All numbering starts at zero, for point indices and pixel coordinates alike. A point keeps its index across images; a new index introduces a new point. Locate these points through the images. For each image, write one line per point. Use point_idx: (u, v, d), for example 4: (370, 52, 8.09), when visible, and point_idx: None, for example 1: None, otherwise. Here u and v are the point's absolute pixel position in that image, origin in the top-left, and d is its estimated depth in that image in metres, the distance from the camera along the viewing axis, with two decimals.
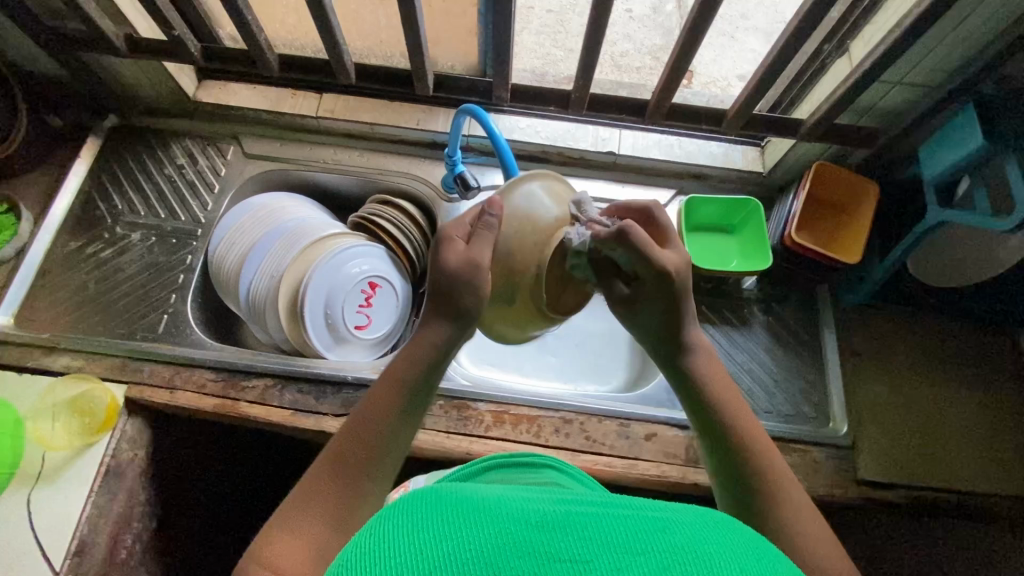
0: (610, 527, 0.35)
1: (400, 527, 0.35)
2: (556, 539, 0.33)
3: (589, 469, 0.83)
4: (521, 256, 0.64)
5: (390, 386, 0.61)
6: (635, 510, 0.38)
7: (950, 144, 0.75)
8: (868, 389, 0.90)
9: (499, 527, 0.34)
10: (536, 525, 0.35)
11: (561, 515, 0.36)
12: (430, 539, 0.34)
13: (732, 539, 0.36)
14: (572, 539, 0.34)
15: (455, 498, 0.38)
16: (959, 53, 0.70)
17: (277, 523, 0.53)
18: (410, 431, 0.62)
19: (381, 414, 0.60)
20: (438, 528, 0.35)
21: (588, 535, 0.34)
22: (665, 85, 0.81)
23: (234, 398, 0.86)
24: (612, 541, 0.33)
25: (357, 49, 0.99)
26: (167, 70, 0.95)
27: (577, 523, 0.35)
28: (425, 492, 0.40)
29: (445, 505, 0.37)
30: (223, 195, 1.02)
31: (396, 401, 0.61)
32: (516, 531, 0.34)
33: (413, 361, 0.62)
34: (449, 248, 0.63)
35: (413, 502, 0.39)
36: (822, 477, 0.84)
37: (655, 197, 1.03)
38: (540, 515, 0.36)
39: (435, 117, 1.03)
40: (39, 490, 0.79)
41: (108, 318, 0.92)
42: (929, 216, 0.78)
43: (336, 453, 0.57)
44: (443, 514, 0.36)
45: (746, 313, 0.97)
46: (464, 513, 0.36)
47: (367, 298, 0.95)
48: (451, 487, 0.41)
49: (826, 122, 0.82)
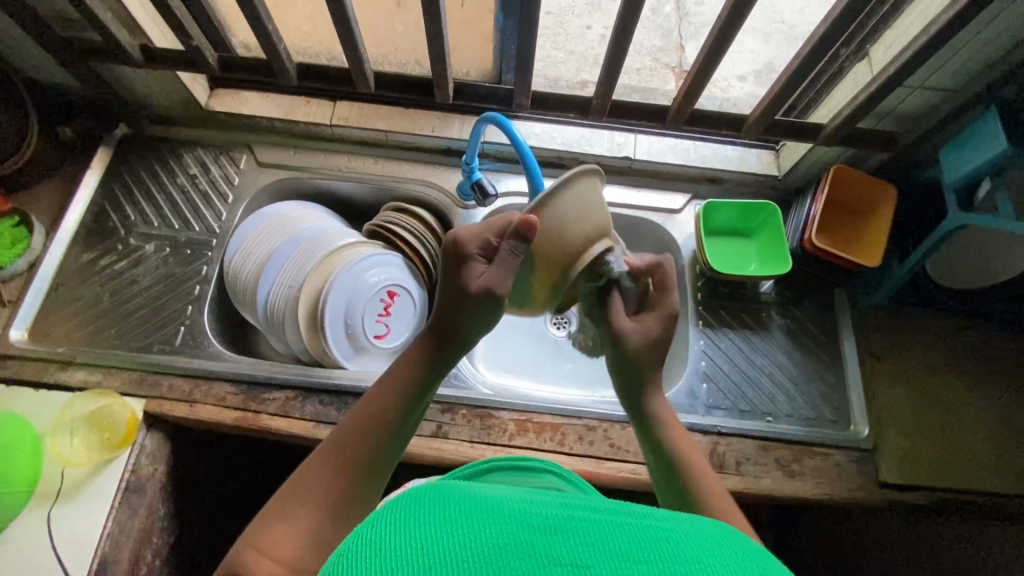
0: (614, 534, 0.33)
1: (401, 521, 0.34)
2: (559, 543, 0.32)
3: (614, 476, 0.83)
4: (541, 273, 0.66)
5: (392, 385, 0.62)
6: (639, 518, 0.35)
7: (972, 146, 0.75)
8: (888, 391, 0.90)
9: (501, 527, 0.33)
10: (538, 528, 0.33)
11: (565, 519, 0.35)
12: (430, 535, 0.32)
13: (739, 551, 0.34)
14: (575, 544, 0.32)
15: (458, 497, 0.37)
16: (983, 58, 0.70)
17: (269, 512, 0.53)
18: (411, 431, 0.62)
19: (385, 413, 0.60)
20: (438, 527, 0.33)
21: (589, 540, 0.32)
22: (687, 92, 0.81)
23: (255, 410, 0.85)
24: (615, 549, 0.32)
25: (372, 56, 0.98)
26: (181, 80, 0.94)
27: (580, 528, 0.33)
28: (427, 489, 0.38)
29: (448, 505, 0.36)
30: (236, 204, 1.01)
31: (396, 399, 0.61)
32: (517, 532, 0.33)
33: (417, 363, 0.63)
34: (469, 270, 0.62)
35: (414, 498, 0.37)
36: (846, 480, 0.84)
37: (670, 201, 1.03)
38: (542, 517, 0.35)
39: (450, 124, 1.03)
40: (59, 507, 0.78)
41: (123, 331, 0.91)
42: (949, 220, 0.78)
43: (332, 447, 0.57)
44: (446, 513, 0.34)
45: (765, 317, 0.97)
46: (467, 514, 0.34)
47: (386, 307, 0.95)
48: (452, 485, 0.39)
49: (847, 126, 0.82)
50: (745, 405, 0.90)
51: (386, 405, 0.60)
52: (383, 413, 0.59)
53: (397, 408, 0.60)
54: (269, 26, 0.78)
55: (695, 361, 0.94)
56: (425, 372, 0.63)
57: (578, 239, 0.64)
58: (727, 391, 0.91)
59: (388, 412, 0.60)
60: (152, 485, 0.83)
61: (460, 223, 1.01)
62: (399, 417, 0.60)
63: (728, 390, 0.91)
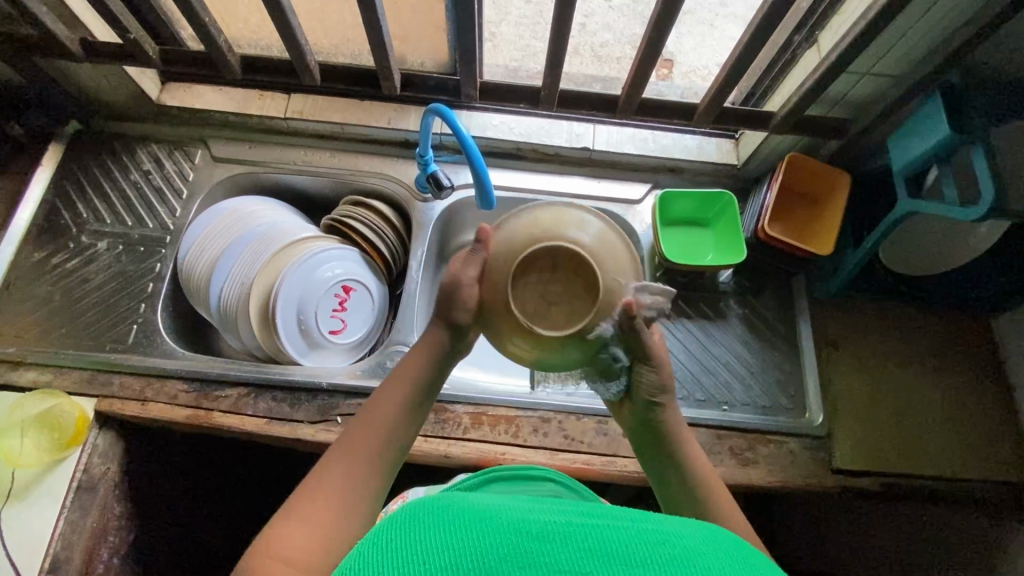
0: (609, 537, 0.37)
1: (412, 538, 0.38)
2: (557, 549, 0.36)
3: (567, 467, 0.84)
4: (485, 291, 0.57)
5: (398, 381, 0.61)
6: (637, 523, 0.39)
7: (919, 133, 0.74)
8: (844, 379, 0.91)
9: (504, 538, 0.37)
10: (538, 536, 0.37)
11: (562, 526, 0.38)
12: (438, 550, 0.36)
13: (736, 555, 0.38)
14: (570, 551, 0.36)
15: (461, 511, 0.40)
16: (923, 46, 0.70)
17: (277, 528, 0.50)
18: (417, 417, 0.62)
19: (393, 403, 0.60)
20: (441, 538, 0.37)
21: (586, 546, 0.36)
22: (634, 81, 0.82)
23: (208, 408, 0.85)
24: (609, 551, 0.36)
25: (324, 48, 0.97)
26: (129, 74, 0.92)
27: (579, 533, 0.37)
28: (428, 502, 0.43)
29: (451, 518, 0.39)
30: (191, 200, 1.00)
31: (400, 396, 0.60)
32: (519, 541, 0.37)
33: (427, 363, 0.62)
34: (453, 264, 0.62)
35: (418, 511, 0.41)
36: (797, 468, 0.85)
37: (630, 191, 1.02)
38: (541, 524, 0.39)
39: (406, 116, 1.01)
40: (10, 509, 0.78)
41: (75, 331, 0.90)
42: (899, 206, 0.78)
43: (339, 449, 0.57)
44: (449, 526, 0.38)
45: (722, 306, 0.97)
46: (468, 522, 0.39)
47: (341, 302, 0.94)
48: (455, 499, 0.43)
49: (796, 112, 0.82)
50: (700, 395, 0.90)
51: (393, 401, 0.60)
52: (394, 403, 0.60)
53: (408, 397, 0.61)
54: (205, 19, 0.77)
55: None
56: (432, 372, 0.62)
57: (518, 251, 0.55)
58: (683, 380, 0.91)
59: (400, 401, 0.60)
60: (106, 484, 0.83)
61: (419, 217, 1.00)
62: (408, 415, 0.60)
63: (684, 379, 0.91)
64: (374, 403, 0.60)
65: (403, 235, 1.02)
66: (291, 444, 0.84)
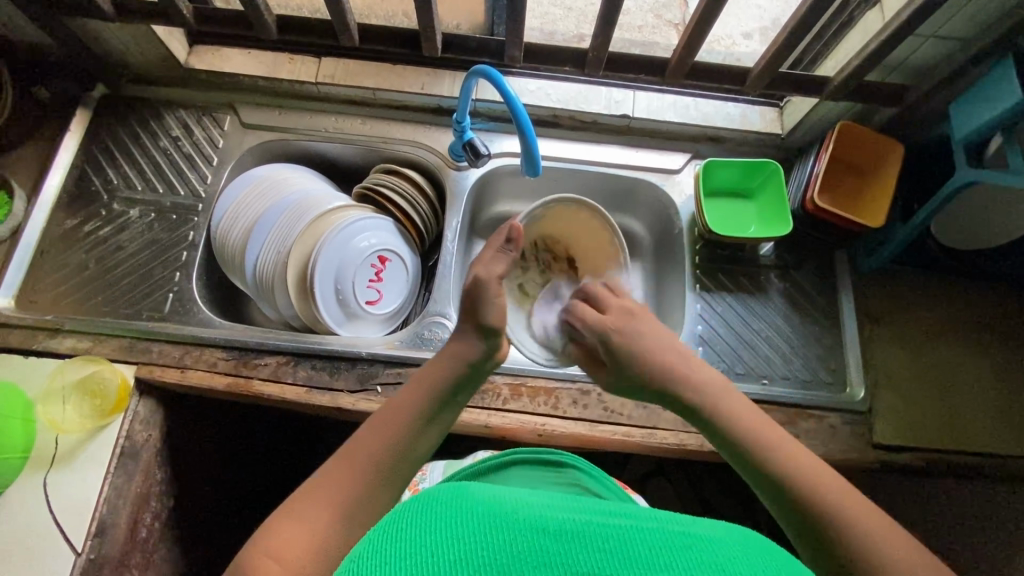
0: (630, 541, 0.36)
1: (426, 534, 0.37)
2: (576, 551, 0.35)
3: (608, 439, 0.83)
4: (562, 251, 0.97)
5: (421, 386, 0.64)
6: (661, 525, 0.38)
7: (983, 101, 0.72)
8: (886, 354, 0.89)
9: (521, 536, 0.36)
10: (555, 536, 0.36)
11: (581, 526, 0.37)
12: (451, 545, 0.36)
13: (771, 561, 0.36)
14: (589, 552, 0.35)
15: (481, 507, 0.39)
16: (997, 8, 0.67)
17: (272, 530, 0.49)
18: (433, 434, 0.62)
19: (404, 412, 0.61)
20: (457, 532, 0.37)
21: (605, 548, 0.35)
22: (686, 43, 0.79)
23: (247, 376, 0.85)
24: (628, 554, 0.35)
25: (357, 8, 0.95)
26: (158, 36, 0.89)
27: (598, 536, 0.36)
28: (450, 496, 0.42)
29: (473, 514, 0.38)
30: (222, 167, 0.98)
31: (418, 402, 0.63)
32: (534, 541, 0.36)
33: (448, 374, 0.66)
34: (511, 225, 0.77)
35: (436, 507, 0.40)
36: (839, 441, 0.84)
37: (668, 161, 0.99)
38: (560, 524, 0.37)
39: (440, 81, 0.99)
40: (55, 473, 0.78)
41: (111, 298, 0.89)
42: (957, 175, 0.75)
43: (341, 458, 0.56)
44: (467, 520, 0.38)
45: (764, 279, 0.95)
46: (486, 519, 0.38)
47: (377, 273, 0.93)
48: (477, 494, 0.42)
49: (855, 78, 0.79)
50: (739, 368, 0.89)
51: (408, 405, 0.62)
52: (401, 413, 0.61)
53: (414, 409, 0.62)
54: None
55: (692, 324, 0.92)
56: (453, 385, 0.66)
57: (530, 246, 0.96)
58: (723, 355, 0.90)
59: (405, 413, 0.61)
60: (147, 451, 0.83)
61: (453, 185, 0.98)
62: (426, 420, 0.62)
63: (724, 353, 0.90)
64: (392, 404, 0.62)
65: (435, 204, 1.00)
66: (330, 412, 0.84)
